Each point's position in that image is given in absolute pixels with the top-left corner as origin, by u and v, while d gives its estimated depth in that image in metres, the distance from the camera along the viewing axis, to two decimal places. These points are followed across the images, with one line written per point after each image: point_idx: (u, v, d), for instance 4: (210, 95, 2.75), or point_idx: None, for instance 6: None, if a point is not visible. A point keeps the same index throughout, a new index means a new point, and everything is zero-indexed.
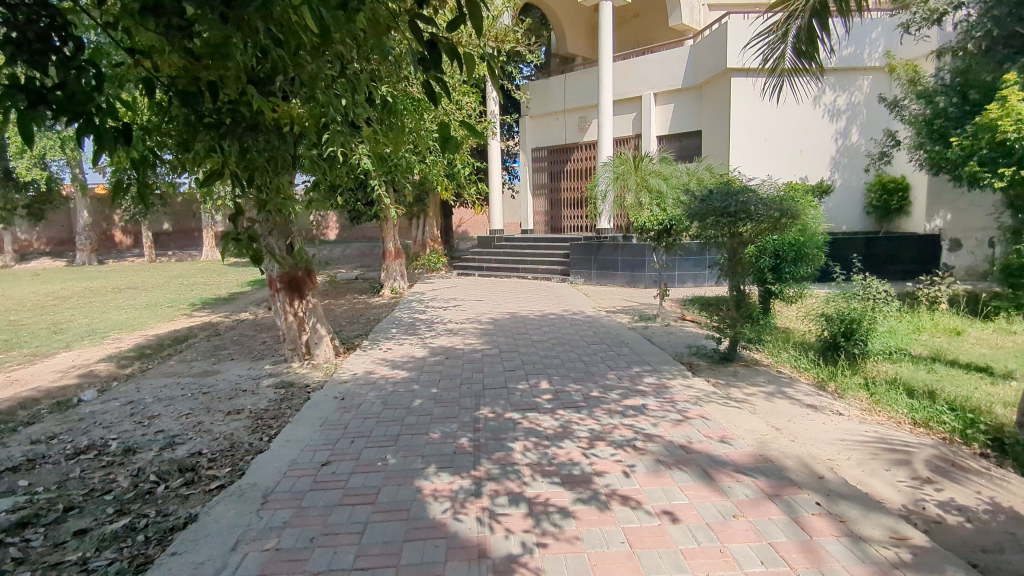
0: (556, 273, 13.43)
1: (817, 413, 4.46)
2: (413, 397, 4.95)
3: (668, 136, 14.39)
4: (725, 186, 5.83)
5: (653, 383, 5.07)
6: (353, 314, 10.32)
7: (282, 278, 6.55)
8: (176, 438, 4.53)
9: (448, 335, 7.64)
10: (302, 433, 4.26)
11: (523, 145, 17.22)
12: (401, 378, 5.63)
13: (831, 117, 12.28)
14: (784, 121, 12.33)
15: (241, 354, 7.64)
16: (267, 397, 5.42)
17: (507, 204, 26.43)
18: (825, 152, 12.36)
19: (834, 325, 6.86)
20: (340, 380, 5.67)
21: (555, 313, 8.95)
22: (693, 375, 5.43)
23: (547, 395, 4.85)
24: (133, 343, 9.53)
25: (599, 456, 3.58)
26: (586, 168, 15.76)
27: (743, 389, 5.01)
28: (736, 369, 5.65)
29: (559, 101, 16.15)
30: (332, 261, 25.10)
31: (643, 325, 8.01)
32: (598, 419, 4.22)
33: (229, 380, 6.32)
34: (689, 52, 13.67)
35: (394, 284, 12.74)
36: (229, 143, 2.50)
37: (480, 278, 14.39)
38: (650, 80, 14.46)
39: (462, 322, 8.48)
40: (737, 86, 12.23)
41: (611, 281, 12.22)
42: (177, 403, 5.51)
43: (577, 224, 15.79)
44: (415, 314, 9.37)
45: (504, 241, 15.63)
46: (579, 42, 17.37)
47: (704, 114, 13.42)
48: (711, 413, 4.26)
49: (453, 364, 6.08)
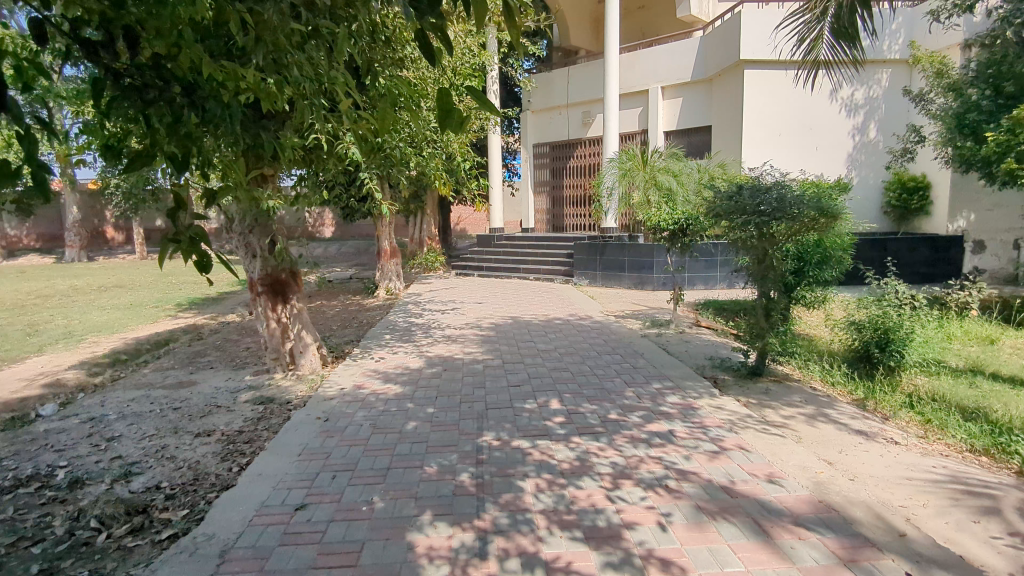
0: (559, 274, 12.86)
1: (869, 442, 3.88)
2: (406, 419, 4.36)
3: (676, 131, 13.82)
4: (754, 182, 5.25)
5: (678, 404, 4.48)
6: (345, 317, 9.72)
7: (263, 280, 5.97)
8: (133, 467, 3.94)
9: (446, 342, 7.06)
10: (277, 464, 3.68)
11: (524, 140, 16.62)
12: (394, 394, 5.04)
13: (847, 111, 11.72)
14: (798, 116, 11.78)
15: (222, 363, 7.05)
16: (242, 417, 4.82)
17: (507, 202, 25.85)
18: (842, 149, 11.80)
19: (865, 333, 6.29)
20: (325, 397, 5.08)
21: (560, 317, 8.37)
22: (720, 393, 4.85)
23: (558, 417, 4.26)
24: (110, 347, 8.93)
25: (628, 500, 3.00)
26: (590, 165, 15.19)
27: (780, 412, 4.43)
28: (767, 386, 5.07)
29: (562, 94, 15.56)
30: (327, 259, 24.53)
31: (656, 333, 7.44)
32: (620, 450, 3.65)
33: (205, 393, 5.74)
34: (699, 43, 13.08)
35: (389, 284, 12.16)
36: (158, 113, 2.10)
37: (479, 279, 13.80)
38: (657, 73, 13.87)
39: (461, 328, 7.90)
40: (750, 79, 11.67)
41: (618, 283, 11.65)
42: (144, 421, 4.93)
43: (580, 223, 15.23)
44: (410, 319, 8.77)
45: (504, 240, 15.05)
46: (582, 34, 16.79)
47: (714, 109, 12.85)
48: (750, 443, 3.69)
49: (451, 377, 5.49)
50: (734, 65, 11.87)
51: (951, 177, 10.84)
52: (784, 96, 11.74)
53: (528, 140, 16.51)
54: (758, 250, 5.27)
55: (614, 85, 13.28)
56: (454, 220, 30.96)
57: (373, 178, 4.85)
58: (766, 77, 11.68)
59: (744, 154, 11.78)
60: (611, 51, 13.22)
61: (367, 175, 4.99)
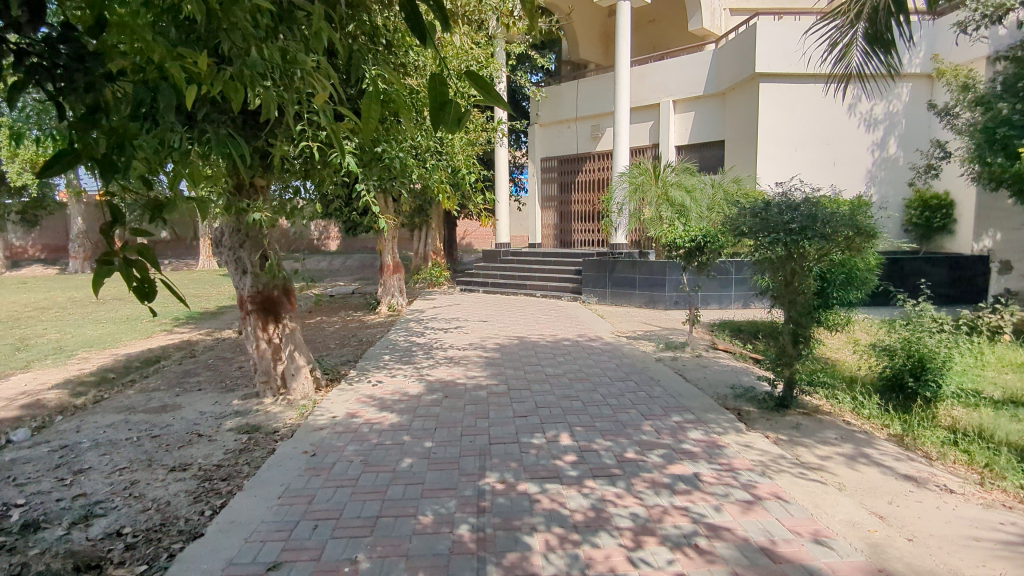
0: (566, 291, 12.46)
1: (922, 490, 3.43)
2: (402, 456, 3.96)
3: (688, 146, 13.48)
4: (782, 198, 4.85)
5: (701, 441, 4.05)
6: (344, 336, 9.32)
7: (254, 297, 5.61)
8: (96, 508, 3.54)
9: (448, 364, 6.64)
10: (253, 509, 3.28)
11: (531, 155, 16.32)
12: (389, 424, 4.63)
13: (866, 126, 11.37)
14: (815, 130, 11.42)
15: (211, 384, 6.65)
16: (224, 449, 4.43)
17: (514, 217, 25.55)
18: (860, 165, 11.42)
19: (897, 360, 5.84)
20: (314, 426, 4.67)
21: (569, 338, 7.96)
22: (746, 427, 4.42)
23: (569, 455, 3.84)
24: (99, 364, 8.56)
25: (652, 564, 2.58)
26: (599, 180, 14.85)
27: (815, 451, 3.99)
28: (797, 420, 4.64)
29: (571, 108, 15.27)
30: (331, 272, 24.24)
31: (671, 356, 7.01)
32: (640, 497, 3.23)
33: (188, 419, 5.35)
34: (712, 56, 12.78)
35: (391, 300, 11.77)
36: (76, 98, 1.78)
37: (484, 295, 13.43)
38: (669, 87, 13.57)
39: (464, 348, 7.51)
40: (766, 92, 11.33)
41: (628, 301, 11.24)
42: (117, 451, 4.54)
43: (588, 239, 14.85)
44: (412, 338, 8.36)
45: (510, 255, 14.68)
46: (592, 47, 16.52)
47: (727, 123, 12.51)
48: (787, 491, 3.26)
49: (452, 406, 5.07)
50: (749, 77, 11.55)
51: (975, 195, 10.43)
52: (800, 110, 11.40)
53: (535, 154, 16.20)
54: (785, 272, 4.86)
55: (625, 98, 12.97)
56: (459, 234, 30.74)
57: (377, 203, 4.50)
58: (783, 90, 11.35)
59: (760, 169, 11.41)
60: (622, 63, 12.93)
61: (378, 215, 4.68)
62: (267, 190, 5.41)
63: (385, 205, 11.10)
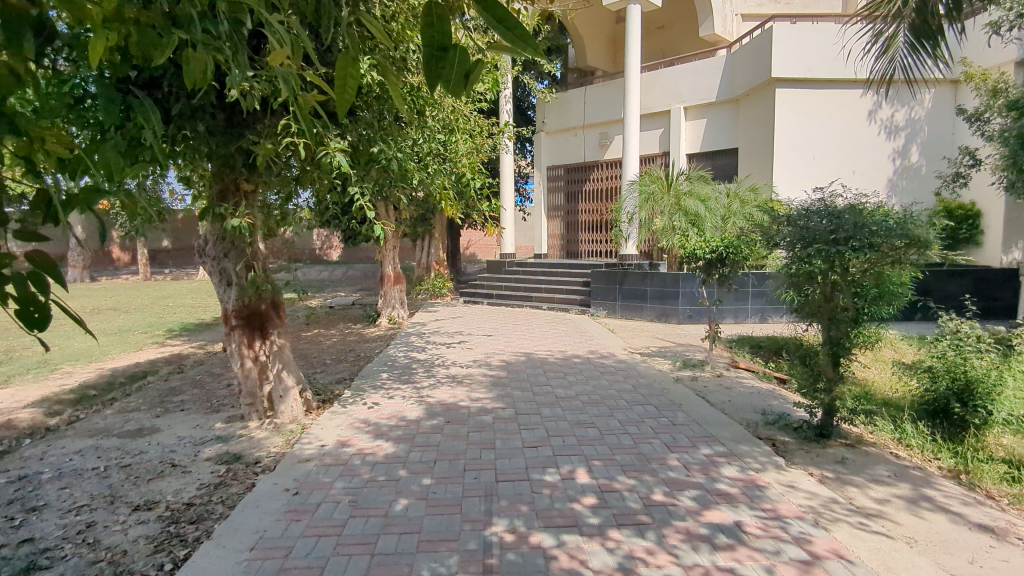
0: (574, 304, 11.98)
1: (1004, 545, 2.92)
2: (396, 495, 3.47)
3: (700, 154, 13.05)
4: (822, 206, 4.38)
5: (738, 480, 3.56)
6: (341, 351, 8.85)
7: (239, 311, 5.16)
8: (40, 558, 3.05)
9: (450, 384, 6.15)
10: (220, 564, 2.78)
11: (537, 163, 15.89)
12: (383, 455, 4.14)
13: (887, 133, 10.93)
14: (834, 137, 10.98)
15: (195, 404, 6.18)
16: (198, 483, 3.94)
17: (518, 227, 25.17)
18: (881, 174, 10.97)
19: (941, 383, 5.32)
20: (301, 457, 4.19)
21: (579, 355, 7.47)
22: (786, 462, 3.92)
23: (588, 497, 3.35)
24: (81, 380, 8.10)
25: None
26: (607, 189, 14.42)
27: (869, 493, 3.48)
28: (841, 453, 4.14)
29: (579, 115, 14.87)
30: (333, 282, 23.86)
31: (689, 376, 6.51)
32: (676, 554, 2.73)
33: (165, 445, 4.87)
34: (725, 61, 12.37)
35: (392, 312, 11.31)
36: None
37: (488, 307, 12.97)
38: (680, 93, 13.14)
39: (468, 365, 7.03)
40: (782, 98, 10.91)
41: (638, 314, 10.76)
42: (80, 484, 4.06)
43: (596, 249, 14.39)
44: (412, 353, 7.88)
45: (515, 266, 14.22)
46: (600, 54, 16.12)
47: (741, 130, 12.09)
48: (850, 548, 2.75)
49: (454, 433, 4.58)
50: (765, 83, 11.13)
51: (1004, 205, 9.99)
52: (818, 117, 10.97)
53: (541, 162, 15.78)
54: (825, 287, 4.37)
55: (635, 104, 12.54)
56: (463, 244, 30.35)
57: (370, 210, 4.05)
58: (801, 95, 10.92)
59: (776, 178, 10.97)
60: (631, 69, 12.54)
61: (372, 225, 4.21)
62: (254, 197, 4.97)
63: (386, 213, 10.67)
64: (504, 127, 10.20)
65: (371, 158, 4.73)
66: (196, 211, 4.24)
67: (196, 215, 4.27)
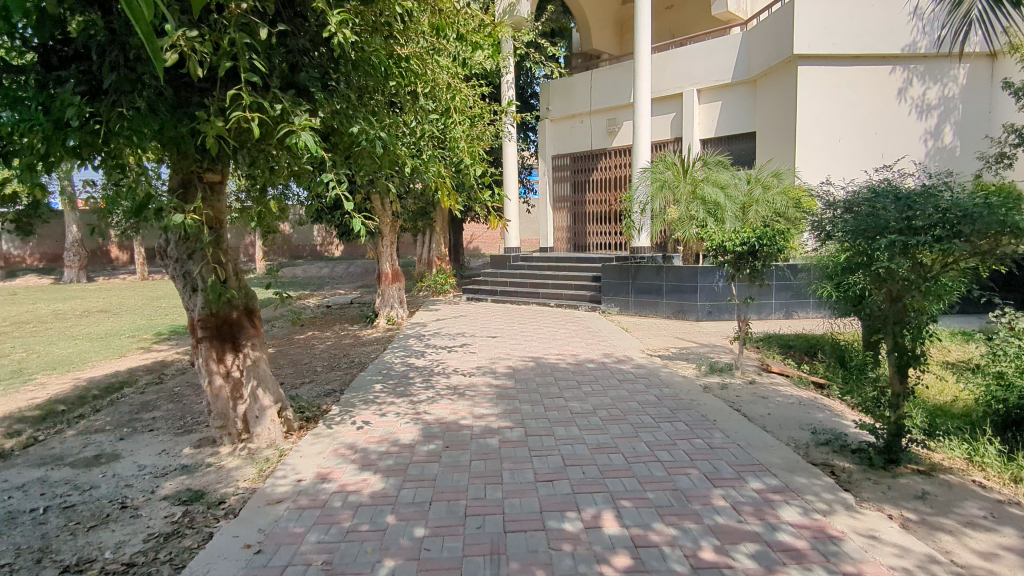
0: (584, 300, 11.28)
1: None
2: (380, 555, 2.80)
3: (715, 139, 12.30)
4: (887, 189, 3.68)
5: (804, 528, 2.87)
6: (334, 357, 8.18)
7: (205, 321, 4.48)
8: None
9: (451, 397, 5.47)
10: None
11: (542, 152, 15.12)
12: (369, 494, 3.47)
13: (918, 113, 10.21)
14: (861, 117, 10.24)
15: (166, 423, 5.53)
16: (147, 532, 3.28)
17: (523, 219, 24.54)
18: (911, 156, 10.26)
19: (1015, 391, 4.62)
20: (273, 496, 3.52)
21: (593, 359, 6.80)
22: (856, 499, 3.23)
23: (621, 557, 2.67)
24: (53, 392, 7.46)
25: None
26: (615, 178, 13.70)
27: (970, 545, 2.79)
28: (918, 485, 3.45)
29: (585, 101, 14.13)
30: (333, 279, 23.30)
31: (719, 384, 5.80)
32: None
33: (122, 477, 4.22)
34: (741, 40, 11.62)
35: (391, 312, 10.64)
36: None
37: (493, 305, 12.31)
38: (693, 74, 12.35)
39: (470, 373, 6.35)
40: (805, 77, 10.16)
41: (653, 311, 10.07)
42: (9, 534, 3.41)
43: (605, 242, 13.67)
44: (410, 360, 7.19)
45: (520, 260, 13.53)
46: (605, 36, 15.31)
47: (760, 112, 11.34)
48: None
49: (454, 462, 3.90)
50: (786, 61, 10.37)
51: None
52: (844, 96, 10.21)
53: (546, 152, 15.05)
54: (892, 285, 3.68)
55: (645, 87, 11.80)
56: (466, 238, 29.73)
57: (350, 209, 3.42)
58: (825, 73, 10.17)
59: (799, 162, 10.26)
60: (641, 50, 11.81)
61: (353, 230, 3.59)
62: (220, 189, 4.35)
63: (382, 208, 9.99)
64: (507, 112, 9.53)
65: (355, 149, 4.09)
66: (127, 197, 3.32)
67: (126, 204, 3.32)
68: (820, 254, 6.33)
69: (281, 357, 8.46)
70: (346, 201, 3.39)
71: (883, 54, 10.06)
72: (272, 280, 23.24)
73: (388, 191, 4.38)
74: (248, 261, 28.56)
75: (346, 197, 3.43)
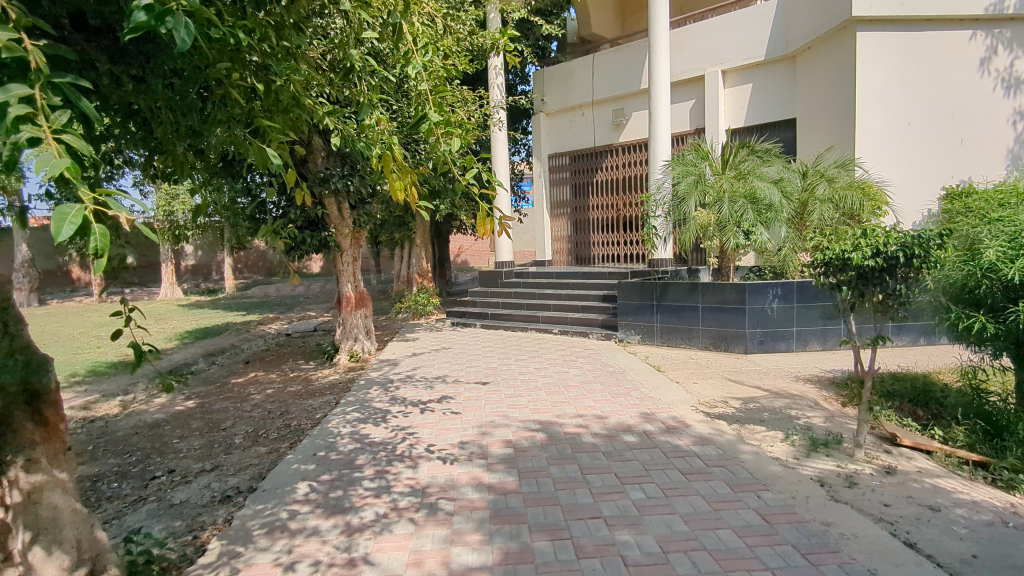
0: (595, 326, 9.15)
1: None
2: None
3: (745, 129, 10.31)
4: None
5: None
6: (265, 419, 5.96)
7: None
8: None
9: (413, 520, 3.27)
10: None
11: (536, 151, 13.08)
12: None
13: (1005, 88, 8.26)
14: (932, 95, 8.30)
15: None
16: None
17: (515, 230, 22.60)
18: (996, 141, 8.29)
19: None
20: None
21: (630, 426, 4.64)
22: None
23: None
24: None
25: None
26: (624, 178, 11.58)
27: None
28: None
29: (585, 90, 12.13)
30: (308, 299, 21.09)
31: (841, 477, 3.65)
32: None
33: None
34: (776, 9, 9.66)
35: (353, 346, 8.47)
36: None
37: (483, 332, 10.18)
38: (717, 53, 10.35)
39: (449, 458, 4.17)
40: (864, 46, 8.18)
41: (686, 340, 7.98)
42: None
43: (613, 254, 11.58)
44: (362, 429, 4.98)
45: (514, 277, 11.39)
46: (607, 20, 13.31)
47: (803, 94, 9.37)
48: None
49: None
50: (839, 27, 8.40)
51: None
52: (912, 69, 8.24)
53: (542, 150, 12.99)
54: None
55: (662, 68, 9.80)
56: (454, 251, 27.73)
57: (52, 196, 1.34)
58: (888, 41, 8.20)
59: (859, 153, 8.28)
60: (654, 25, 9.83)
61: (98, 255, 1.74)
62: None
63: (339, 216, 7.93)
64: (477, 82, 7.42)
65: (199, 85, 2.72)
66: None
67: None
68: (966, 267, 4.36)
69: (197, 419, 6.24)
70: (52, 164, 1.55)
71: (962, 16, 8.11)
72: (242, 301, 20.97)
73: (290, 168, 2.80)
74: (219, 280, 26.32)
75: (57, 148, 1.61)
